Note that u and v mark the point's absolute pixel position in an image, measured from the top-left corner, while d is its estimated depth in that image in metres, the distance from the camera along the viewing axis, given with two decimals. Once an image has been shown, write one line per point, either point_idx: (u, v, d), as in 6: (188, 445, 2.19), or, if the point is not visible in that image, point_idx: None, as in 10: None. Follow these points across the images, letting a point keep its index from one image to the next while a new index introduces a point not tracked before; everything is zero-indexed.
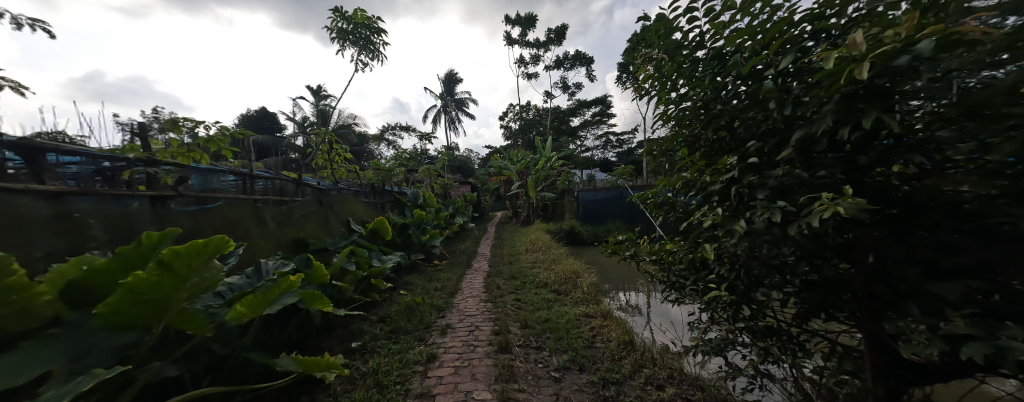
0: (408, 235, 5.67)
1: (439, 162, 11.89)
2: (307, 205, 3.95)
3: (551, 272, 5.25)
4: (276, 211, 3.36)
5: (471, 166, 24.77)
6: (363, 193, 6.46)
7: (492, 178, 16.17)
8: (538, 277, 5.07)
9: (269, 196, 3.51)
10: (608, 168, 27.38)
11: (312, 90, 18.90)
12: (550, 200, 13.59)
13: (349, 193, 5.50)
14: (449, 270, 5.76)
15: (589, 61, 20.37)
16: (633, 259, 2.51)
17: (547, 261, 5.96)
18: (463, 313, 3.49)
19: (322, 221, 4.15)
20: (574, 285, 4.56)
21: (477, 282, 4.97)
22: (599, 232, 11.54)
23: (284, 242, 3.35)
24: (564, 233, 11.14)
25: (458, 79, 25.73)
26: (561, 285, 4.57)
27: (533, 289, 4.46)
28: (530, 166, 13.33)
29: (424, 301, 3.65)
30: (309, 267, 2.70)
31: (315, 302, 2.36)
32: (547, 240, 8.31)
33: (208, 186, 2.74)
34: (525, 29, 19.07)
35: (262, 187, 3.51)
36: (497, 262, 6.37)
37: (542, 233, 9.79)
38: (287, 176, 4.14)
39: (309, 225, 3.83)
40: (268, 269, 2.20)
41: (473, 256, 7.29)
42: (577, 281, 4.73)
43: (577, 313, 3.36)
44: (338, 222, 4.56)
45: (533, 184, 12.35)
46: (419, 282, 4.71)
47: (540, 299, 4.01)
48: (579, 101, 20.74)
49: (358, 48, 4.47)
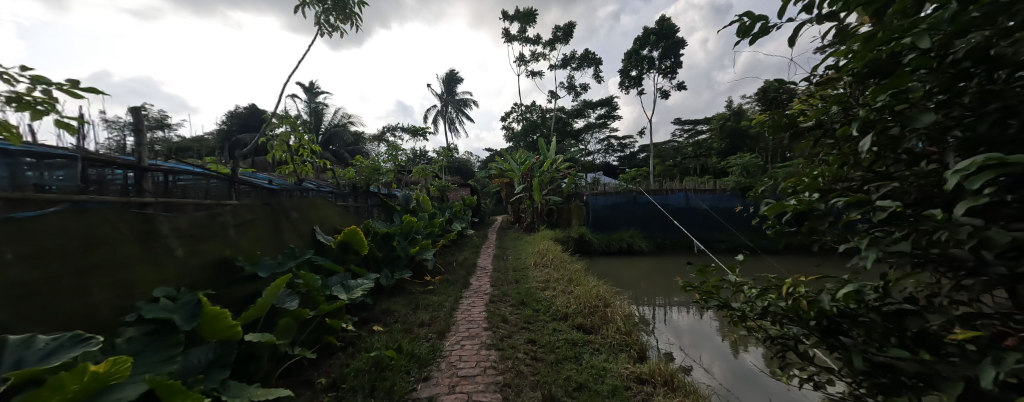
0: (393, 248, 4.63)
1: (436, 162, 10.87)
2: (244, 210, 2.89)
3: (570, 296, 4.24)
4: (179, 221, 2.29)
5: (471, 169, 23.78)
6: (342, 195, 5.41)
7: (492, 181, 15.18)
8: (553, 305, 4.01)
9: (178, 201, 2.46)
10: (614, 174, 25.85)
11: (305, 87, 17.98)
12: (556, 204, 12.55)
13: (318, 195, 4.45)
14: (443, 291, 4.72)
15: (595, 60, 19.49)
16: (739, 309, 1.52)
17: (562, 279, 4.95)
18: (458, 372, 2.43)
19: (269, 233, 3.12)
20: (603, 319, 3.53)
21: (477, 310, 3.94)
22: (611, 241, 10.51)
23: (192, 268, 2.28)
24: (573, 242, 10.14)
25: (458, 78, 24.78)
26: (586, 318, 3.55)
27: (550, 323, 3.44)
28: (533, 168, 12.31)
29: (401, 348, 2.60)
30: (191, 321, 1.64)
31: (177, 398, 1.30)
32: (558, 251, 7.29)
33: (22, 180, 1.67)
34: (526, 25, 18.19)
35: (179, 184, 2.50)
36: (501, 279, 5.34)
37: (551, 242, 8.77)
38: (219, 172, 3.05)
39: (245, 241, 2.79)
40: (42, 359, 1.14)
41: (473, 269, 6.29)
42: (604, 310, 3.71)
43: (623, 377, 2.34)
44: (296, 234, 3.50)
45: (538, 186, 11.32)
46: (402, 311, 3.67)
47: (562, 342, 2.99)
48: (585, 102, 20.01)
49: (325, 6, 3.46)
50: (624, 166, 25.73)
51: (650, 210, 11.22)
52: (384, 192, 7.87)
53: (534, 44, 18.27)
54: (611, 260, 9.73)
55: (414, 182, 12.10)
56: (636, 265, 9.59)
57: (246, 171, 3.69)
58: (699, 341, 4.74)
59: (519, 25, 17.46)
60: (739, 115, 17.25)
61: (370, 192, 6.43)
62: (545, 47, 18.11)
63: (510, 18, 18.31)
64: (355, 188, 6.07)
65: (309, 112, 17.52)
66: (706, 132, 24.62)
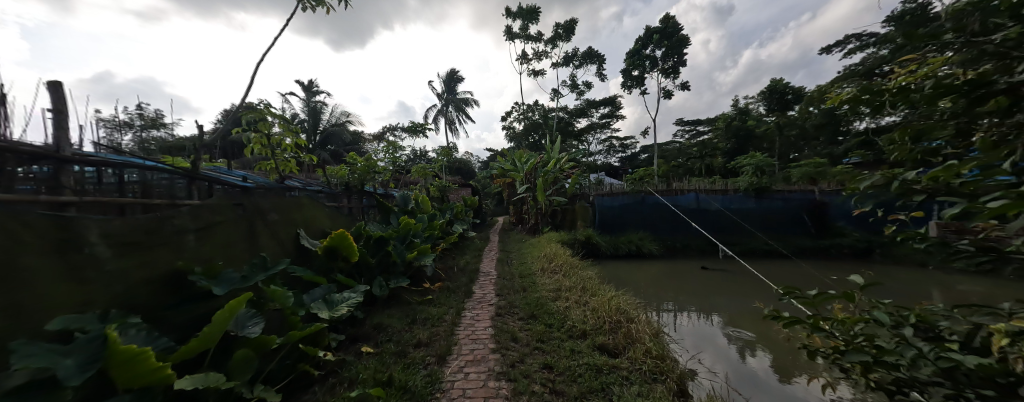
0: (388, 253, 4.19)
1: (435, 161, 10.43)
2: (209, 211, 2.45)
3: (585, 309, 3.79)
4: (117, 224, 1.84)
5: (472, 169, 23.34)
6: (333, 195, 4.97)
7: (494, 181, 14.74)
8: (567, 320, 3.56)
9: (110, 197, 2.00)
10: (615, 174, 25.41)
11: (303, 85, 17.57)
12: (560, 205, 12.08)
13: (305, 195, 4.00)
14: (443, 301, 4.27)
15: (599, 58, 19.06)
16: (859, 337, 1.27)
17: (574, 288, 4.51)
18: None
19: (239, 239, 2.66)
20: (627, 337, 3.09)
21: (483, 324, 3.49)
22: (619, 244, 10.07)
23: (132, 283, 1.83)
24: (579, 245, 9.70)
25: (458, 77, 24.31)
26: (607, 337, 3.10)
27: (566, 343, 3.00)
28: (537, 167, 11.85)
29: (391, 380, 2.14)
30: (82, 373, 1.18)
31: None
32: (566, 255, 6.86)
33: None
34: (528, 22, 17.77)
35: (128, 181, 2.10)
36: (507, 287, 4.89)
37: (557, 245, 8.33)
38: (175, 166, 2.53)
39: (206, 249, 2.34)
40: None
41: (476, 275, 5.85)
42: (627, 327, 3.26)
43: None
44: (274, 240, 3.05)
45: (542, 186, 10.89)
46: (396, 328, 3.23)
47: (584, 369, 2.54)
48: (588, 101, 19.62)
49: None
50: (627, 167, 25.31)
51: (658, 211, 10.81)
52: (381, 192, 7.44)
53: (535, 42, 17.84)
54: (619, 264, 9.29)
55: (413, 182, 11.67)
56: (645, 269, 9.15)
57: (210, 165, 3.16)
58: (705, 349, 4.69)
59: (521, 21, 17.02)
60: (745, 115, 16.88)
61: (365, 192, 5.98)
62: (547, 45, 17.69)
63: (511, 16, 17.87)
64: (348, 187, 5.62)
65: (307, 110, 17.14)
66: (709, 132, 24.24)
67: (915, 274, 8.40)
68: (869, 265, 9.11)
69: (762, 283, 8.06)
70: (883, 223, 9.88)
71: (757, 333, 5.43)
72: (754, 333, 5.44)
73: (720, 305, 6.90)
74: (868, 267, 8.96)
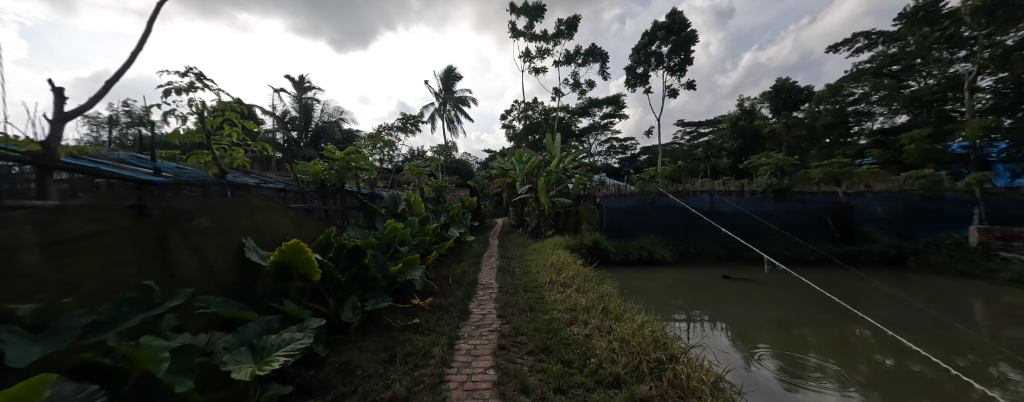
0: (364, 267, 3.37)
1: (431, 160, 9.64)
2: (74, 216, 1.64)
3: (614, 339, 2.99)
4: None
5: (469, 169, 22.56)
6: (301, 194, 4.14)
7: (494, 182, 13.94)
8: (590, 355, 2.76)
9: None
10: (618, 176, 24.68)
11: (296, 81, 16.84)
12: (563, 208, 11.21)
13: (257, 194, 3.17)
14: (433, 325, 3.45)
15: (603, 55, 18.37)
16: None
17: (594, 308, 3.72)
18: None
19: (128, 257, 1.83)
20: (679, 389, 2.28)
21: (484, 363, 2.70)
22: (628, 249, 9.34)
23: None
24: (585, 250, 8.95)
25: (457, 75, 23.51)
26: (653, 388, 2.30)
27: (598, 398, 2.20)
28: (539, 167, 11.07)
29: None
30: None
31: None
32: (575, 263, 6.09)
33: None
34: (533, 19, 16.99)
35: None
36: (511, 306, 4.08)
37: (564, 252, 7.57)
38: (26, 147, 1.71)
39: (58, 277, 1.51)
40: None
41: (473, 288, 5.05)
42: (673, 371, 2.46)
43: None
44: (196, 256, 2.23)
45: (544, 187, 10.05)
46: (365, 374, 2.42)
47: None
48: (591, 100, 18.96)
49: None
50: (629, 168, 24.60)
51: (670, 214, 10.03)
52: (366, 192, 6.62)
53: (539, 39, 17.12)
54: (629, 271, 8.58)
55: (407, 181, 10.88)
56: (659, 277, 8.41)
57: (96, 151, 2.29)
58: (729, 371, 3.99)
59: (525, 18, 16.26)
60: (751, 115, 16.14)
61: (345, 191, 5.17)
62: (551, 43, 16.96)
63: (516, 12, 17.13)
64: (324, 187, 4.79)
65: (298, 107, 16.34)
66: (710, 134, 23.64)
67: (956, 284, 7.67)
68: (902, 274, 8.37)
69: (788, 292, 7.36)
70: (914, 227, 9.17)
71: (783, 350, 4.73)
72: (774, 346, 4.83)
73: (739, 314, 6.22)
74: (901, 276, 8.21)
